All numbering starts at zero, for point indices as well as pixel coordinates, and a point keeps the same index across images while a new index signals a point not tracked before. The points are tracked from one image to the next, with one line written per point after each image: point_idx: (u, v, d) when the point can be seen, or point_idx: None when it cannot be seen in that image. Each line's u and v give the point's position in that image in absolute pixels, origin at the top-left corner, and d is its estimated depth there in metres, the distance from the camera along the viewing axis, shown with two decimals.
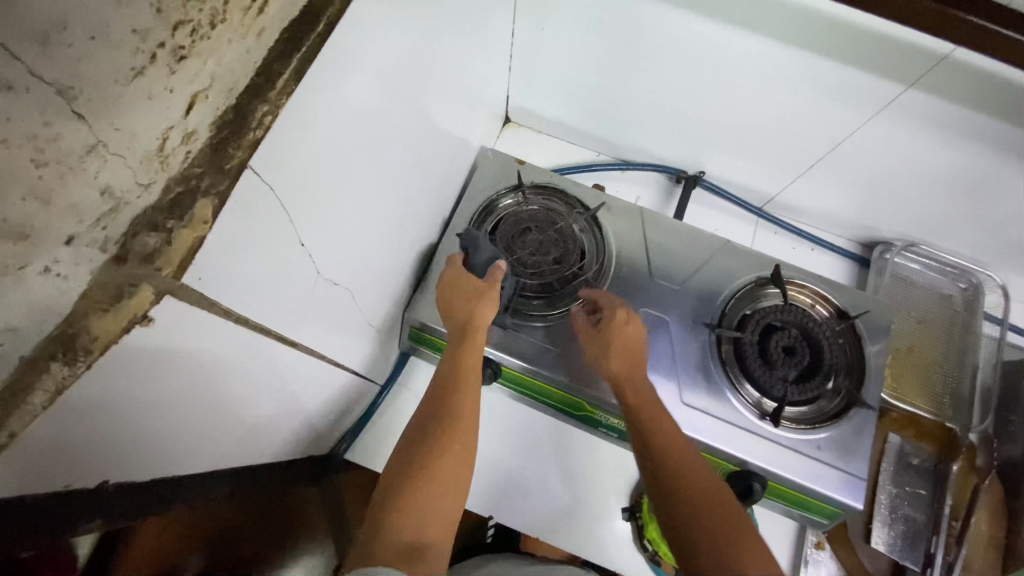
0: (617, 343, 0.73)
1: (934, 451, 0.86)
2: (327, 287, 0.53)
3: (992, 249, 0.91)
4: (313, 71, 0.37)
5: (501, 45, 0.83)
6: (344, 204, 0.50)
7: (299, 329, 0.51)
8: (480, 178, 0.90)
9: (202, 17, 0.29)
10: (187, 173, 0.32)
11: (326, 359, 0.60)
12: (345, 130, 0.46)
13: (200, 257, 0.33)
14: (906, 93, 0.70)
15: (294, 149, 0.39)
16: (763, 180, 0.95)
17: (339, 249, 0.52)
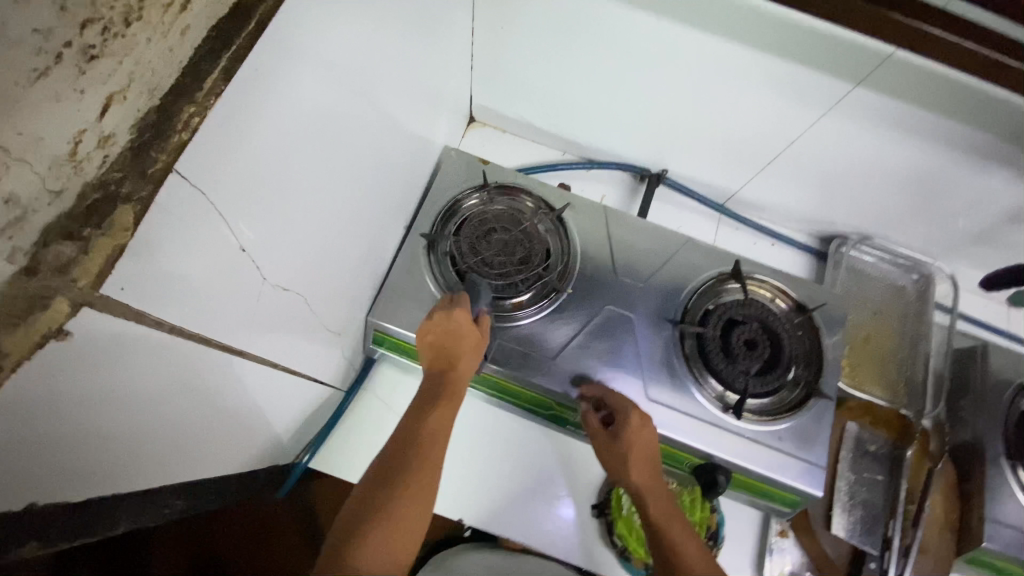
0: (636, 453, 0.70)
1: (890, 437, 0.88)
2: (274, 293, 0.51)
3: (941, 241, 0.95)
4: (247, 70, 0.36)
5: (461, 44, 0.82)
6: (293, 209, 0.49)
7: (247, 336, 0.49)
8: (444, 178, 0.89)
9: (113, 15, 0.30)
10: (105, 178, 0.31)
11: (281, 367, 0.59)
12: (293, 132, 0.45)
13: (121, 270, 0.32)
14: (855, 91, 0.72)
15: (230, 150, 0.38)
16: (723, 178, 0.97)
17: (287, 253, 0.51)
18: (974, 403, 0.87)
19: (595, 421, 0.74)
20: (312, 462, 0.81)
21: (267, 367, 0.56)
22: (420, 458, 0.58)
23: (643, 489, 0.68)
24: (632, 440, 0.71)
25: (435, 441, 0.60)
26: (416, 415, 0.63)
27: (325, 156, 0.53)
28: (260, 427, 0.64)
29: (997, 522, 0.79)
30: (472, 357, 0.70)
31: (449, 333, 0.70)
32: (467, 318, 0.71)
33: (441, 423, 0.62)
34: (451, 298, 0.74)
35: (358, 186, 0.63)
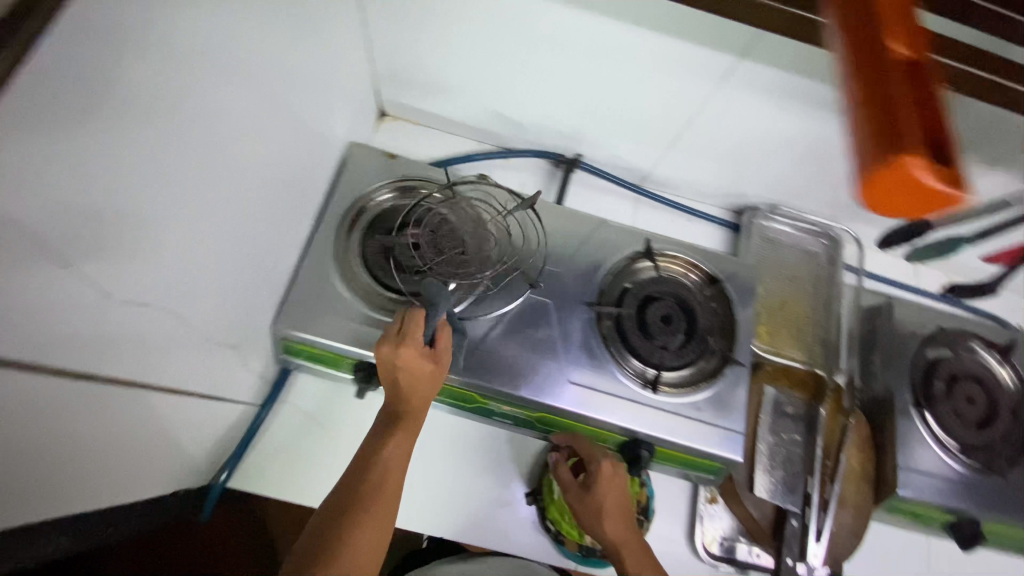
0: (610, 506, 0.73)
1: (805, 397, 0.91)
2: (128, 308, 0.49)
3: (845, 205, 0.98)
4: (30, 78, 0.36)
5: (352, 37, 0.80)
6: (135, 217, 0.47)
7: (96, 355, 0.47)
8: (348, 176, 0.85)
9: None
10: None
11: (150, 386, 0.56)
12: (112, 132, 0.43)
13: None
14: (738, 64, 0.74)
15: (20, 155, 0.36)
16: (635, 159, 0.98)
17: (139, 264, 0.49)
18: (885, 356, 0.91)
19: (565, 474, 0.77)
20: (231, 481, 0.78)
21: (129, 387, 0.53)
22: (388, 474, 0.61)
23: (619, 544, 0.71)
24: (604, 493, 0.73)
25: (398, 459, 0.63)
26: (379, 435, 0.64)
27: (174, 160, 0.50)
28: (148, 448, 0.62)
29: (908, 469, 0.83)
30: (430, 389, 0.68)
31: (405, 368, 0.67)
32: (416, 354, 0.67)
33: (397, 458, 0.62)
34: (401, 324, 0.70)
35: (231, 190, 0.61)
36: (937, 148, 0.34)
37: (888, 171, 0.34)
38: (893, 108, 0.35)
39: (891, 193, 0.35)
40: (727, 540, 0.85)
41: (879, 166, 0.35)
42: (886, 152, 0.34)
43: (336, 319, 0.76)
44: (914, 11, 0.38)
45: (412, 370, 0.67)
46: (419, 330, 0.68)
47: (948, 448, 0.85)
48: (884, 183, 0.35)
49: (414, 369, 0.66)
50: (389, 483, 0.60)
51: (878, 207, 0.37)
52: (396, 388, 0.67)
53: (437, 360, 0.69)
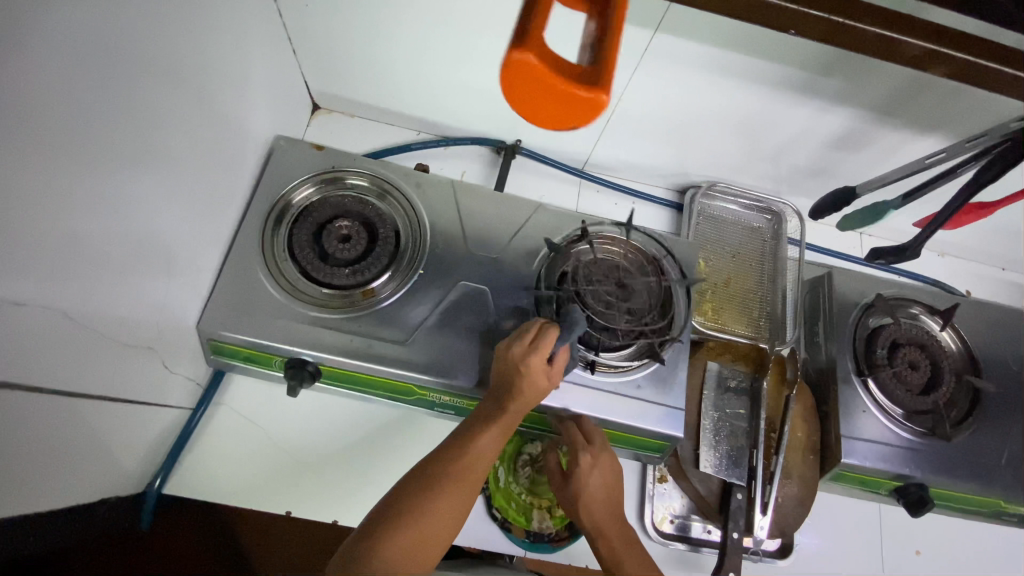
0: (590, 494, 0.70)
1: (749, 370, 0.90)
2: (6, 310, 0.46)
3: (785, 179, 0.98)
4: None
5: (269, 27, 0.78)
6: (15, 218, 0.45)
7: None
8: (274, 170, 0.84)
9: None
10: None
11: (49, 390, 0.53)
12: None
13: None
14: (659, 39, 0.73)
15: None
16: (576, 141, 0.97)
17: (20, 264, 0.46)
18: (827, 327, 0.91)
19: (552, 463, 0.75)
20: (166, 487, 0.77)
21: (28, 393, 0.51)
22: (468, 474, 0.62)
23: (598, 529, 0.69)
24: (581, 479, 0.71)
25: (483, 462, 0.63)
26: (469, 430, 0.65)
27: (57, 155, 0.48)
28: (63, 459, 0.59)
29: (853, 438, 0.83)
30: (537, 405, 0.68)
31: (525, 376, 0.66)
32: (540, 368, 0.67)
33: (483, 463, 0.63)
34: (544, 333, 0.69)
35: (140, 185, 0.59)
36: (563, 58, 0.42)
37: (515, 74, 0.41)
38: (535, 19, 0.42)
39: (530, 83, 0.41)
40: (679, 518, 0.86)
41: (507, 63, 0.41)
42: (510, 50, 0.41)
43: (266, 317, 0.75)
44: None
45: (529, 380, 0.66)
46: (550, 348, 0.68)
47: (892, 416, 0.85)
48: (520, 82, 0.42)
49: (532, 381, 0.66)
50: (468, 482, 0.62)
51: (534, 112, 0.45)
52: (505, 390, 0.67)
53: (552, 377, 0.68)
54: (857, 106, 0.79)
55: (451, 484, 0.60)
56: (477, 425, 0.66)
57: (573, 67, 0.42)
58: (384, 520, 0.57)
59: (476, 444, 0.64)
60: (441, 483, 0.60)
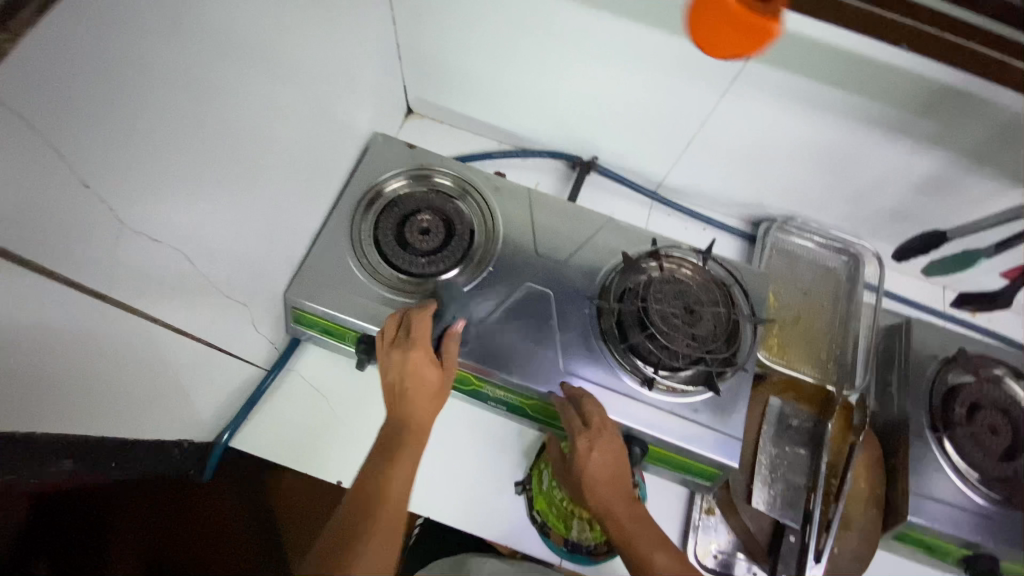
0: (592, 476, 0.71)
1: (813, 412, 0.87)
2: (143, 242, 0.52)
3: (866, 222, 0.96)
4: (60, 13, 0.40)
5: (383, 33, 0.86)
6: (165, 167, 0.52)
7: (106, 279, 0.50)
8: (368, 161, 0.90)
9: None
10: None
11: (160, 322, 0.59)
12: (155, 87, 0.48)
13: None
14: (748, 68, 0.75)
15: (51, 85, 0.41)
16: (652, 163, 1.00)
17: (158, 207, 0.52)
18: (901, 378, 0.87)
19: (554, 450, 0.79)
20: (232, 441, 0.81)
21: (141, 321, 0.57)
22: (393, 487, 0.63)
23: (602, 510, 0.70)
24: (580, 468, 0.71)
25: (401, 474, 0.64)
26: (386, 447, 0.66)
27: (202, 119, 0.55)
28: (157, 392, 0.65)
29: (921, 496, 0.79)
30: (433, 403, 0.70)
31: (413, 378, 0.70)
32: (419, 363, 0.70)
33: (402, 474, 0.65)
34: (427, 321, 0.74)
35: (259, 154, 0.66)
36: None
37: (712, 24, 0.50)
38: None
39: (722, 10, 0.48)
40: (723, 555, 0.82)
41: None
42: None
43: (347, 294, 0.80)
44: None
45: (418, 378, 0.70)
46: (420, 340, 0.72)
47: (970, 481, 0.80)
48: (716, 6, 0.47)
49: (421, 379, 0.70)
50: (390, 495, 0.63)
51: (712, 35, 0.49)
52: (399, 399, 0.69)
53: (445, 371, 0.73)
54: (951, 150, 0.77)
55: (375, 503, 0.61)
56: (397, 438, 0.67)
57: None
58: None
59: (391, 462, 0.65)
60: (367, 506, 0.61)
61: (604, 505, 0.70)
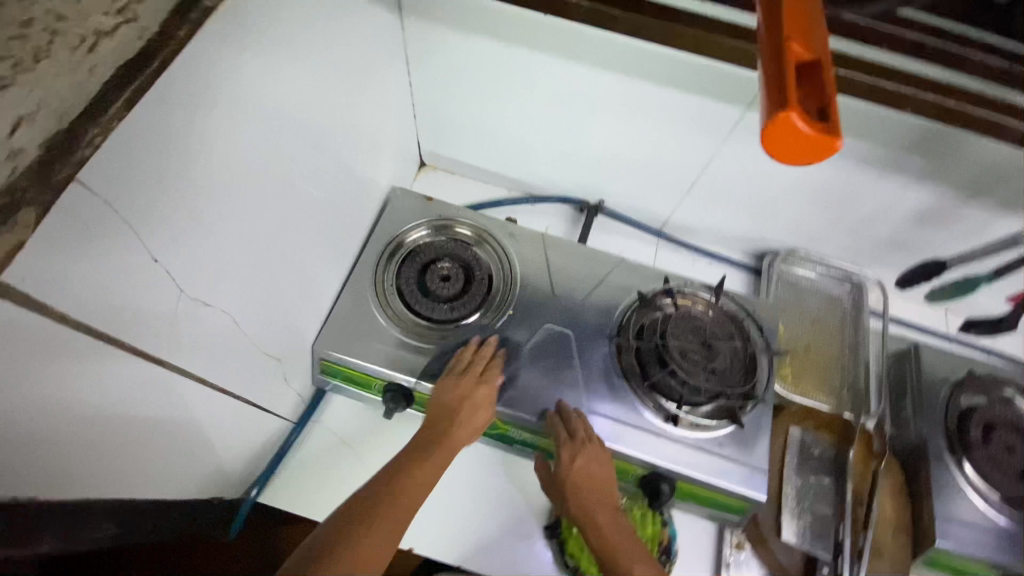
0: (577, 487, 0.75)
1: (833, 441, 0.89)
2: (197, 307, 0.54)
3: (866, 252, 1.00)
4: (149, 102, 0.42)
5: (401, 95, 0.91)
6: (217, 235, 0.55)
7: (167, 346, 0.52)
8: (388, 215, 0.94)
9: (24, 54, 0.35)
10: (12, 185, 0.37)
11: (209, 383, 0.61)
12: (213, 162, 0.52)
13: (22, 264, 0.37)
14: (748, 115, 0.80)
15: (134, 171, 0.43)
16: (656, 204, 1.04)
17: (210, 272, 0.55)
18: (916, 403, 0.89)
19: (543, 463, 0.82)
20: (260, 497, 0.81)
21: (192, 383, 0.58)
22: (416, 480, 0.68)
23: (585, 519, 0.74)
24: (565, 480, 0.75)
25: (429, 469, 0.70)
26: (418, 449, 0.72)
27: (250, 188, 0.58)
28: (200, 454, 0.66)
29: (948, 520, 0.79)
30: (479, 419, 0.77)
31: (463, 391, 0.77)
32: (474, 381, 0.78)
33: (429, 469, 0.70)
34: (488, 361, 0.82)
35: (294, 216, 0.69)
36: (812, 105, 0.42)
37: (777, 122, 0.41)
38: (773, 68, 0.43)
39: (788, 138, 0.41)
40: None
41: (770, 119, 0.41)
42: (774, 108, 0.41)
43: (374, 344, 0.82)
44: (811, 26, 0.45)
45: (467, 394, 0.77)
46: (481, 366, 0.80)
47: (991, 501, 0.81)
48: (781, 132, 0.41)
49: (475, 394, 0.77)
50: (413, 484, 0.68)
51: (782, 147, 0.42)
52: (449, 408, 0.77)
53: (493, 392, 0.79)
54: (946, 184, 0.81)
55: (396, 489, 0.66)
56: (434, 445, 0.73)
57: (814, 76, 0.43)
58: (312, 551, 0.56)
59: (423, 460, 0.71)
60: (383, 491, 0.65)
61: (586, 515, 0.74)
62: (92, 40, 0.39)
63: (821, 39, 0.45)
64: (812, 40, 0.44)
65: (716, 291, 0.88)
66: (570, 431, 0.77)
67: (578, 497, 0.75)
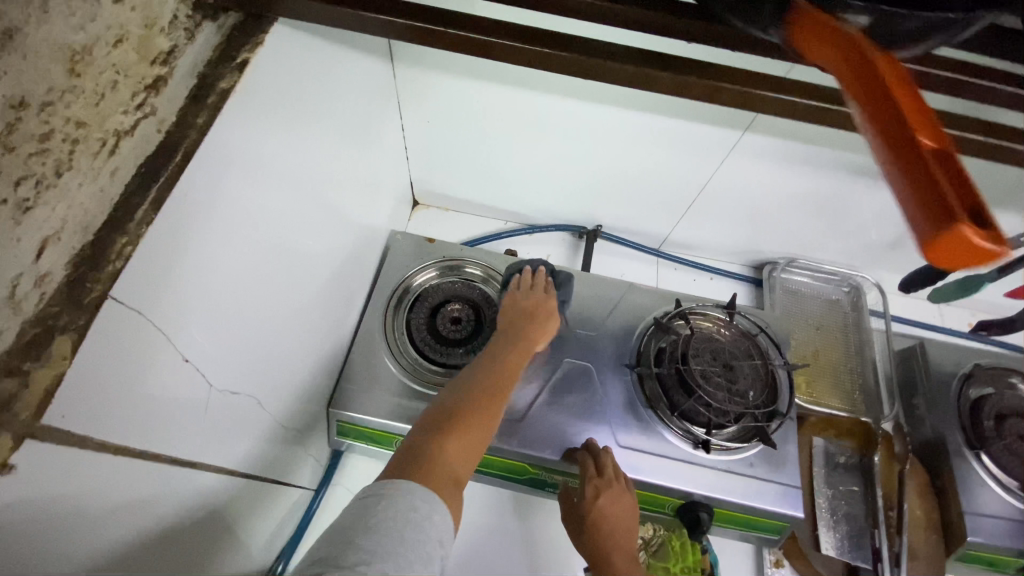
0: (596, 526, 0.71)
1: (856, 446, 0.90)
2: (224, 397, 0.52)
3: (861, 254, 1.03)
4: (177, 195, 0.44)
5: (394, 139, 0.90)
6: (234, 314, 0.52)
7: (201, 442, 0.50)
8: (392, 261, 0.92)
9: (45, 170, 0.37)
10: (42, 314, 0.38)
11: (240, 473, 0.58)
12: (224, 241, 0.49)
13: (64, 399, 0.37)
14: (746, 137, 0.82)
15: (155, 275, 0.42)
16: (656, 224, 1.04)
17: (230, 356, 0.52)
18: (928, 400, 0.91)
19: (568, 496, 0.78)
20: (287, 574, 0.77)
21: (227, 477, 0.55)
22: (502, 381, 0.66)
23: (596, 562, 0.69)
24: (584, 516, 0.72)
25: (514, 370, 0.69)
26: (502, 353, 0.71)
27: (265, 261, 0.56)
28: (230, 544, 0.62)
29: (976, 514, 0.81)
30: (550, 326, 0.80)
31: (529, 304, 0.80)
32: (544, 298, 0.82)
33: (512, 370, 0.69)
34: (545, 284, 0.85)
35: (305, 280, 0.66)
36: (973, 205, 0.28)
37: (938, 236, 0.27)
38: (891, 160, 0.31)
39: (952, 256, 0.27)
40: None
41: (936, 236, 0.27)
42: (925, 221, 0.28)
43: (388, 398, 0.78)
44: (913, 88, 0.32)
45: (536, 307, 0.80)
46: (541, 284, 0.84)
47: (1015, 492, 0.81)
48: (946, 253, 0.27)
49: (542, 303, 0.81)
50: (503, 385, 0.66)
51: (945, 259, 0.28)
52: (528, 316, 0.78)
53: (549, 302, 0.82)
54: None
55: (487, 394, 0.64)
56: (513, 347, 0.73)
57: (950, 162, 0.29)
58: (445, 416, 0.60)
59: (507, 362, 0.70)
60: (477, 397, 0.62)
61: (599, 557, 0.69)
62: (110, 143, 0.42)
63: (930, 110, 0.31)
64: (930, 119, 0.31)
65: (731, 309, 0.88)
66: (598, 466, 0.75)
67: (598, 542, 0.70)
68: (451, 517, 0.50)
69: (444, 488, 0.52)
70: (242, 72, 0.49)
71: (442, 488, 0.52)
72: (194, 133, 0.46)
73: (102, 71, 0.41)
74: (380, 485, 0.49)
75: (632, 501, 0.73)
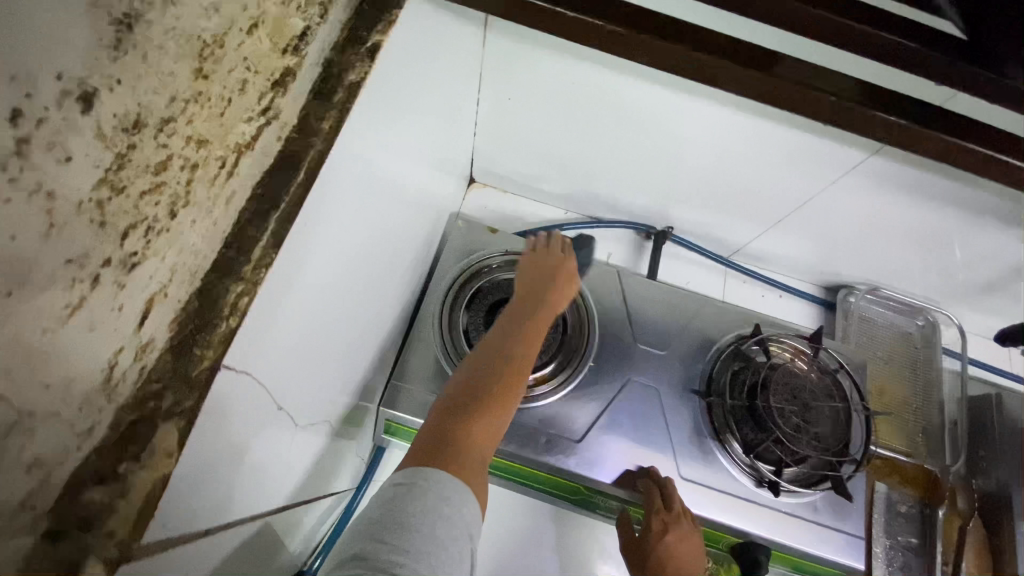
0: (663, 565, 0.66)
1: (918, 494, 0.85)
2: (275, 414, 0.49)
3: (945, 290, 0.96)
4: (291, 236, 0.43)
5: (466, 114, 0.80)
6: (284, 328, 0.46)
7: (256, 478, 0.48)
8: (448, 252, 0.86)
9: (159, 211, 0.34)
10: (143, 393, 0.36)
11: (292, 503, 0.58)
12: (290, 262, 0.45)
13: (170, 486, 0.36)
14: (868, 160, 0.73)
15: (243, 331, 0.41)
16: (733, 234, 0.97)
17: (278, 363, 0.47)
18: (992, 453, 0.88)
19: (628, 527, 0.73)
20: None
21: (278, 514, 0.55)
22: (514, 357, 0.60)
23: None
24: (650, 552, 0.67)
25: (531, 344, 0.63)
26: (515, 323, 0.64)
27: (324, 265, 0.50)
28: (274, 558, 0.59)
29: None
30: (566, 287, 0.70)
31: (543, 267, 0.71)
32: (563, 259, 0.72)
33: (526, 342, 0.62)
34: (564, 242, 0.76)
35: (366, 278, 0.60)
36: None
37: None
38: None
39: None
40: None
41: None
42: None
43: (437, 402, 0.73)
44: None
45: (550, 267, 0.71)
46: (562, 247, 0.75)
47: None
48: None
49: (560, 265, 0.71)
50: (515, 363, 0.60)
51: None
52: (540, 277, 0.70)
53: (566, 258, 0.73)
54: None
55: (502, 374, 0.58)
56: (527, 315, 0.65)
57: None
58: (464, 396, 0.56)
59: (520, 334, 0.62)
60: (493, 380, 0.57)
61: None
62: (229, 166, 0.40)
63: None
64: None
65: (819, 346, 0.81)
66: (665, 500, 0.70)
67: None
68: (479, 506, 0.49)
69: (470, 472, 0.50)
70: (373, 60, 0.48)
71: (469, 473, 0.50)
72: (320, 139, 0.45)
73: (232, 66, 0.37)
74: (405, 475, 0.48)
75: (700, 541, 0.68)
